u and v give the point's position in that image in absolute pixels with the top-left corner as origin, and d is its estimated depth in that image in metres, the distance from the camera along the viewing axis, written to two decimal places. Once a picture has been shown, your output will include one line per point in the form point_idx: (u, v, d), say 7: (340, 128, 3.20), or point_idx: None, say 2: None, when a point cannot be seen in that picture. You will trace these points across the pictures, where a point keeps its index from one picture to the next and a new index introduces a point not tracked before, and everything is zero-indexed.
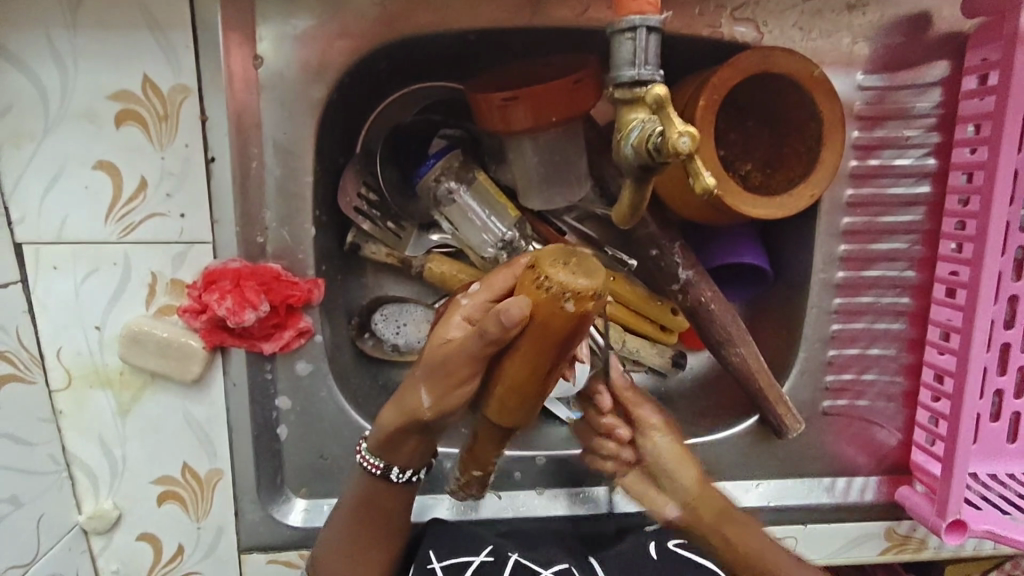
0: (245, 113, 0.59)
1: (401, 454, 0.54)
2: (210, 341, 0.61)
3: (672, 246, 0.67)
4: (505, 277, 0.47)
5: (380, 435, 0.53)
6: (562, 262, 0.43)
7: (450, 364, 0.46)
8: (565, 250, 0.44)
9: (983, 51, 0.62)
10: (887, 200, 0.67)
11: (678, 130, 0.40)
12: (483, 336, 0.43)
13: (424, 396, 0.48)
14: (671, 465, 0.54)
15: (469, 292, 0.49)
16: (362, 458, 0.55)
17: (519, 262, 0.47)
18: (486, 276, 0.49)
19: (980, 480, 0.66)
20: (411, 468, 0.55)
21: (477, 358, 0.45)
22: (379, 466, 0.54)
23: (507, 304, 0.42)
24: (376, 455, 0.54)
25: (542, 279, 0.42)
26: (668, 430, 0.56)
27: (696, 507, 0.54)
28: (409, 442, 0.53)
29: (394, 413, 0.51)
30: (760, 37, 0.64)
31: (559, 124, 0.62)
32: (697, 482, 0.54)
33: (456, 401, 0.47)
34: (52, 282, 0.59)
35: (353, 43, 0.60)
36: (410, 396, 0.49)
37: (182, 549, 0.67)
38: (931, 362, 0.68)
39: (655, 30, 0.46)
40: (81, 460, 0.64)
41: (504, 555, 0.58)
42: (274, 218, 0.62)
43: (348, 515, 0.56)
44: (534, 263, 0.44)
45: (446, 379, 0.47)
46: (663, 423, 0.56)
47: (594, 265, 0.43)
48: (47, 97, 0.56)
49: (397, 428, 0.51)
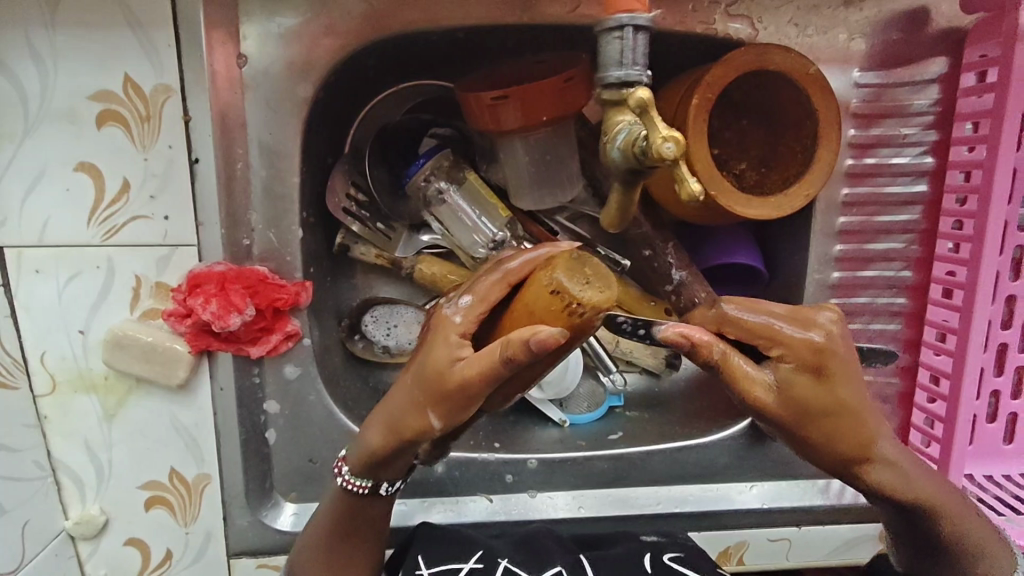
0: (229, 113, 0.58)
1: (388, 470, 0.52)
2: (195, 345, 0.60)
3: (665, 245, 0.67)
4: (497, 289, 0.45)
5: (371, 455, 0.51)
6: (582, 279, 0.43)
7: (463, 388, 0.44)
8: (578, 264, 0.44)
9: (982, 48, 0.61)
10: (884, 198, 0.66)
11: (663, 134, 0.39)
12: (511, 363, 0.41)
13: (431, 418, 0.46)
14: (812, 398, 0.44)
15: (456, 305, 0.46)
16: (344, 480, 0.54)
17: (510, 269, 0.45)
18: (472, 286, 0.46)
19: (977, 482, 0.65)
20: (400, 480, 0.54)
21: (495, 381, 0.43)
22: (365, 487, 0.53)
23: (544, 331, 0.39)
24: (361, 477, 0.53)
25: (575, 304, 0.42)
26: (784, 396, 0.44)
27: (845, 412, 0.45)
28: (400, 460, 0.51)
29: (390, 432, 0.49)
30: (756, 34, 0.63)
31: (549, 124, 0.61)
32: (832, 397, 0.44)
33: (465, 418, 0.46)
34: (34, 286, 0.58)
35: (339, 41, 0.59)
36: (413, 418, 0.47)
37: (171, 554, 0.67)
38: (927, 363, 0.67)
39: (643, 29, 0.45)
40: (67, 465, 0.63)
41: (493, 562, 0.56)
42: (261, 220, 0.60)
43: (328, 523, 0.55)
44: (553, 284, 0.43)
45: (458, 401, 0.44)
46: (783, 383, 0.44)
47: (607, 276, 0.44)
48: (26, 97, 0.55)
49: (394, 449, 0.49)
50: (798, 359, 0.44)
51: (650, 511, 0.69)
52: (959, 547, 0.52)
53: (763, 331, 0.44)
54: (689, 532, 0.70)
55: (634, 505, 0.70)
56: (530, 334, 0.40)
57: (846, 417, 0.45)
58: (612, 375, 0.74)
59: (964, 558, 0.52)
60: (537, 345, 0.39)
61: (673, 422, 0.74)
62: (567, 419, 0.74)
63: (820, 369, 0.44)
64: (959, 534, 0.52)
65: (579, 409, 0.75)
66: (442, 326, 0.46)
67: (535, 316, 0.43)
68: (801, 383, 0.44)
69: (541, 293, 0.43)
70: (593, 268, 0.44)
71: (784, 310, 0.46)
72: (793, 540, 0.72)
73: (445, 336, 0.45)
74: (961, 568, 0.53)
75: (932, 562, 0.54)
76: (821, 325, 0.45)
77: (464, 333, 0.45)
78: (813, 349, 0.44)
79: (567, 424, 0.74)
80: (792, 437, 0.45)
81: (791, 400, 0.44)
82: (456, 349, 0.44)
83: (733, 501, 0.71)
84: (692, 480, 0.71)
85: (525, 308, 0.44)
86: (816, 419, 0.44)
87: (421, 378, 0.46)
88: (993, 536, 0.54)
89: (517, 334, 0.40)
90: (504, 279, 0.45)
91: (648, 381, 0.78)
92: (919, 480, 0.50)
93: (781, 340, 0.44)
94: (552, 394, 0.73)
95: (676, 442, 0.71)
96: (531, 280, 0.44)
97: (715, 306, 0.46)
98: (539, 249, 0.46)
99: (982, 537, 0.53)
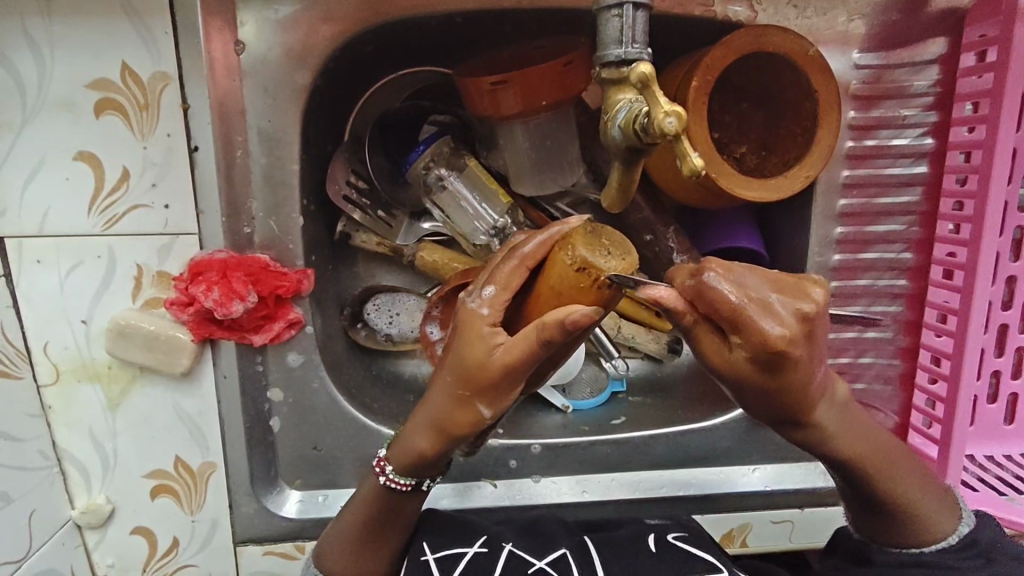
0: (227, 101, 0.58)
1: (435, 468, 0.52)
2: (198, 334, 0.60)
3: (666, 231, 0.69)
4: (518, 274, 0.44)
5: (419, 457, 0.50)
6: (603, 251, 0.43)
7: (509, 373, 0.44)
8: (595, 236, 0.43)
9: (982, 27, 0.61)
10: (883, 181, 0.66)
11: (664, 109, 0.38)
12: (551, 344, 0.41)
13: (480, 410, 0.46)
14: (758, 379, 0.42)
15: (479, 297, 0.45)
16: (388, 479, 0.52)
17: (526, 253, 0.44)
18: (490, 274, 0.45)
19: (977, 462, 0.65)
20: (439, 476, 0.54)
21: (539, 361, 0.43)
22: (408, 484, 0.52)
23: (576, 311, 0.39)
24: (406, 475, 0.52)
25: (604, 277, 0.42)
26: (735, 373, 0.42)
27: (790, 392, 0.43)
28: (447, 456, 0.51)
29: (438, 432, 0.49)
30: (754, 15, 0.62)
31: (549, 108, 0.61)
32: (774, 379, 0.42)
33: (512, 400, 0.46)
34: (36, 277, 0.58)
35: (337, 28, 0.58)
36: (461, 415, 0.47)
37: (177, 542, 0.67)
38: (927, 344, 0.67)
39: (641, 7, 0.44)
40: (72, 455, 0.63)
41: (497, 546, 0.56)
42: (261, 208, 0.60)
43: (360, 517, 0.54)
44: (577, 262, 0.42)
45: (504, 386, 0.45)
46: (737, 364, 0.41)
47: (621, 244, 0.44)
48: (23, 86, 0.55)
49: (444, 446, 0.49)
50: (754, 349, 0.40)
51: (656, 494, 0.70)
52: (897, 499, 0.51)
53: (729, 314, 0.39)
54: (692, 514, 0.71)
55: (638, 489, 0.70)
56: (565, 315, 0.40)
57: (798, 396, 0.44)
58: (615, 361, 0.73)
59: (906, 519, 0.52)
60: (573, 323, 0.40)
61: (673, 407, 0.74)
62: (571, 405, 0.74)
63: (775, 361, 0.40)
64: (902, 492, 0.51)
65: (581, 394, 0.75)
66: (468, 322, 0.45)
67: (564, 297, 0.43)
68: (753, 367, 0.41)
69: (565, 273, 0.42)
70: (610, 239, 0.44)
71: (762, 293, 0.40)
72: (795, 523, 0.72)
73: (476, 331, 0.44)
74: (902, 524, 0.52)
75: (878, 519, 0.53)
76: (784, 320, 0.40)
77: (494, 322, 0.45)
78: (770, 346, 0.39)
79: (570, 410, 0.74)
80: (748, 403, 0.45)
81: (741, 379, 0.42)
82: (491, 340, 0.44)
83: (737, 484, 0.71)
84: (695, 464, 0.71)
85: (551, 289, 0.43)
86: (756, 392, 0.43)
87: (462, 375, 0.45)
88: (940, 502, 0.53)
89: (552, 316, 0.40)
90: (522, 264, 0.44)
91: (651, 367, 0.78)
92: (846, 437, 0.49)
93: (748, 325, 0.39)
94: (557, 379, 0.73)
95: (678, 427, 0.71)
96: (552, 262, 0.43)
97: (696, 276, 0.40)
98: (549, 228, 0.45)
99: (926, 499, 0.52)
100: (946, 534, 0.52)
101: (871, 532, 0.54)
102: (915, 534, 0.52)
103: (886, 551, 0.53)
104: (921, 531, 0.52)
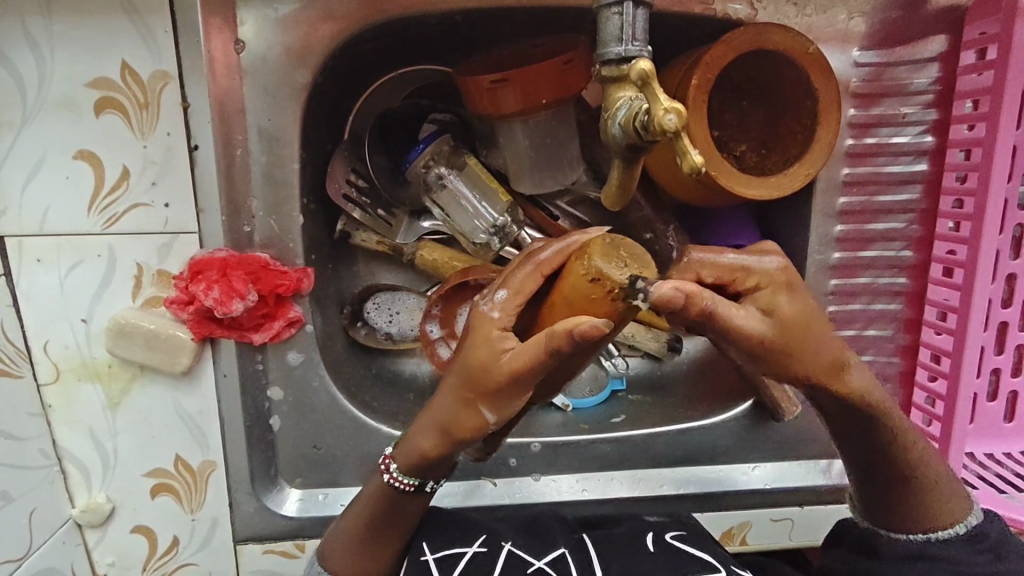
0: (227, 100, 0.58)
1: (439, 471, 0.52)
2: (198, 333, 0.60)
3: (666, 228, 0.69)
4: (531, 280, 0.45)
5: (422, 457, 0.50)
6: (619, 264, 0.43)
7: (514, 380, 0.43)
8: (613, 247, 0.44)
9: (982, 25, 0.61)
10: (883, 179, 0.66)
11: (664, 106, 0.38)
12: (557, 354, 0.41)
13: (484, 415, 0.46)
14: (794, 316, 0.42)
15: (491, 300, 0.45)
16: (390, 476, 0.53)
17: (541, 260, 0.45)
18: (505, 279, 0.46)
19: (977, 459, 0.65)
20: (443, 479, 0.54)
21: (545, 370, 0.43)
22: (412, 484, 0.53)
23: (584, 322, 0.39)
24: (409, 475, 0.52)
25: (618, 288, 0.42)
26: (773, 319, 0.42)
27: (821, 335, 0.44)
28: (450, 460, 0.51)
29: (443, 434, 0.49)
30: (753, 13, 0.62)
31: (549, 107, 0.61)
32: (808, 313, 0.43)
33: (517, 408, 0.46)
34: (36, 275, 0.58)
35: (336, 26, 0.58)
36: (465, 418, 0.47)
37: (177, 541, 0.67)
38: (927, 342, 0.67)
39: (641, 5, 0.44)
40: (72, 455, 0.63)
41: (497, 545, 0.56)
42: (261, 207, 0.60)
43: (359, 520, 0.54)
44: (592, 272, 0.42)
45: (509, 393, 0.44)
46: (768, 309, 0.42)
47: (641, 257, 0.45)
48: (23, 85, 0.55)
49: (447, 450, 0.49)
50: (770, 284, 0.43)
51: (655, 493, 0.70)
52: (908, 480, 0.52)
53: (732, 266, 0.42)
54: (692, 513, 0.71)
55: (638, 487, 0.70)
56: (572, 325, 0.39)
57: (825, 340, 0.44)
58: (614, 359, 0.75)
59: (916, 500, 0.52)
60: (581, 335, 0.39)
61: (673, 406, 0.74)
62: (571, 404, 0.74)
63: (792, 290, 0.43)
64: (913, 473, 0.52)
65: (580, 392, 0.75)
66: (480, 325, 0.45)
67: (576, 307, 0.43)
68: (780, 306, 0.42)
69: (579, 282, 0.43)
70: (628, 252, 0.45)
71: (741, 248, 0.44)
72: (795, 521, 0.72)
73: (486, 334, 0.45)
74: (914, 506, 0.52)
75: (889, 505, 0.53)
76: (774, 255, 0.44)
77: (505, 327, 0.45)
78: (779, 272, 0.43)
79: (570, 408, 0.74)
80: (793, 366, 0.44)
81: (780, 323, 0.42)
82: (500, 344, 0.44)
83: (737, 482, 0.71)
84: (695, 462, 0.71)
85: (563, 296, 0.44)
86: (798, 339, 0.43)
87: (468, 376, 0.45)
88: (953, 488, 0.53)
89: (561, 324, 0.40)
90: (537, 270, 0.45)
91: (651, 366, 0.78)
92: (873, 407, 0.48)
93: (751, 267, 0.43)
94: None
95: (678, 425, 0.71)
96: (567, 271, 0.44)
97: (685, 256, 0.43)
98: (567, 238, 0.45)
99: (937, 481, 0.52)
100: (958, 519, 0.52)
101: (882, 519, 0.54)
102: (926, 518, 0.52)
103: (893, 542, 0.53)
104: (931, 515, 0.52)
